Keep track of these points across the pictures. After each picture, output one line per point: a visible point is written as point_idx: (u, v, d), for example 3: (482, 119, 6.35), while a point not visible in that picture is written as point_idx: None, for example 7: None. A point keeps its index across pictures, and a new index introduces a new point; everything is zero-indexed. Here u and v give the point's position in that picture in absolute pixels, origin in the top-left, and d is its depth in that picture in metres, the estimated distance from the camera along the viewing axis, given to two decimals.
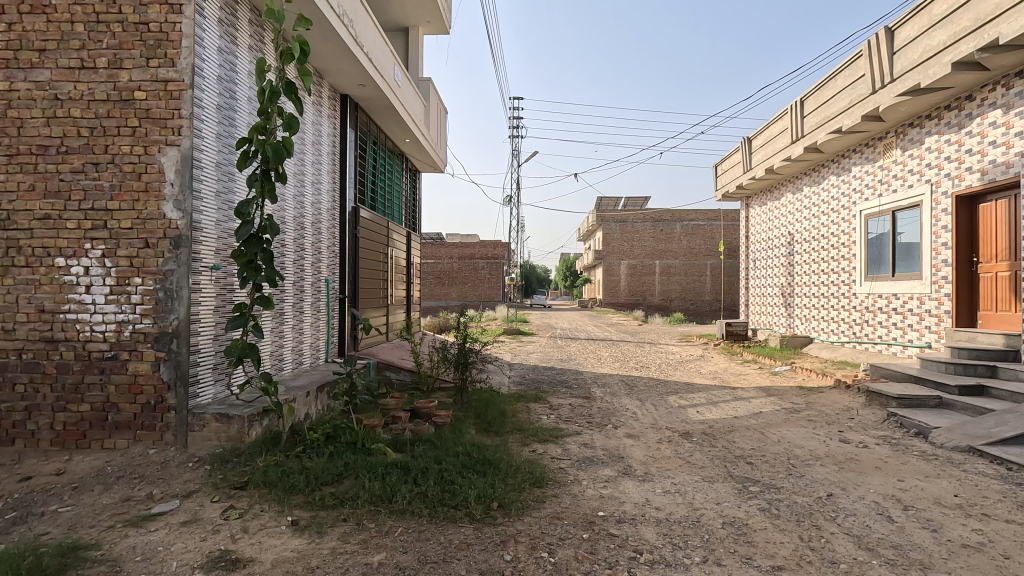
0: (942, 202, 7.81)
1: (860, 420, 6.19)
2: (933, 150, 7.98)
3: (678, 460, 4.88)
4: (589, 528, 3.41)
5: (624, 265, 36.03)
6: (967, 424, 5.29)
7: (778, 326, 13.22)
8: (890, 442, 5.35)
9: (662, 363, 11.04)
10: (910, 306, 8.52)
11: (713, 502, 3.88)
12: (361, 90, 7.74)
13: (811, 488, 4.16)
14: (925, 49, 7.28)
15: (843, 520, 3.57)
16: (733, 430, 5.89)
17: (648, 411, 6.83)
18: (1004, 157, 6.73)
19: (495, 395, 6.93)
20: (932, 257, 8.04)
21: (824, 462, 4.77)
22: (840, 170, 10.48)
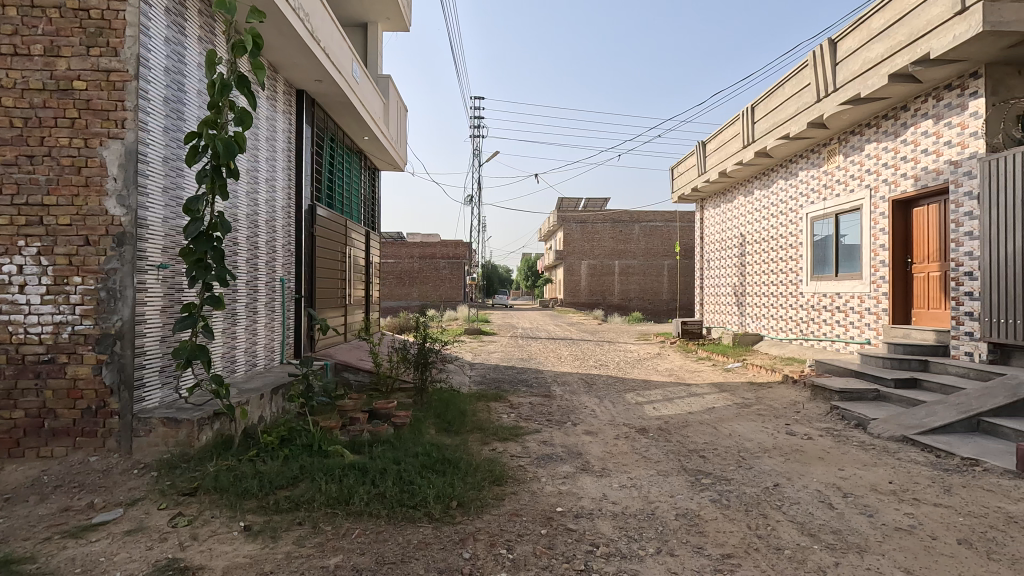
0: (880, 206, 8.26)
1: (806, 413, 6.49)
2: (872, 157, 8.43)
3: (635, 455, 4.99)
4: (546, 524, 3.46)
5: (585, 265, 36.50)
6: (902, 415, 5.63)
7: (731, 324, 13.68)
8: (832, 433, 5.63)
9: (620, 362, 11.23)
10: (851, 304, 8.98)
11: (667, 495, 4.00)
12: (318, 86, 7.58)
13: (759, 479, 4.33)
14: (864, 60, 7.68)
15: (787, 508, 3.74)
16: (687, 425, 6.08)
17: (606, 408, 6.96)
18: (934, 164, 7.19)
19: (455, 395, 6.92)
20: (871, 258, 8.50)
21: (771, 454, 4.98)
22: (789, 174, 10.92)
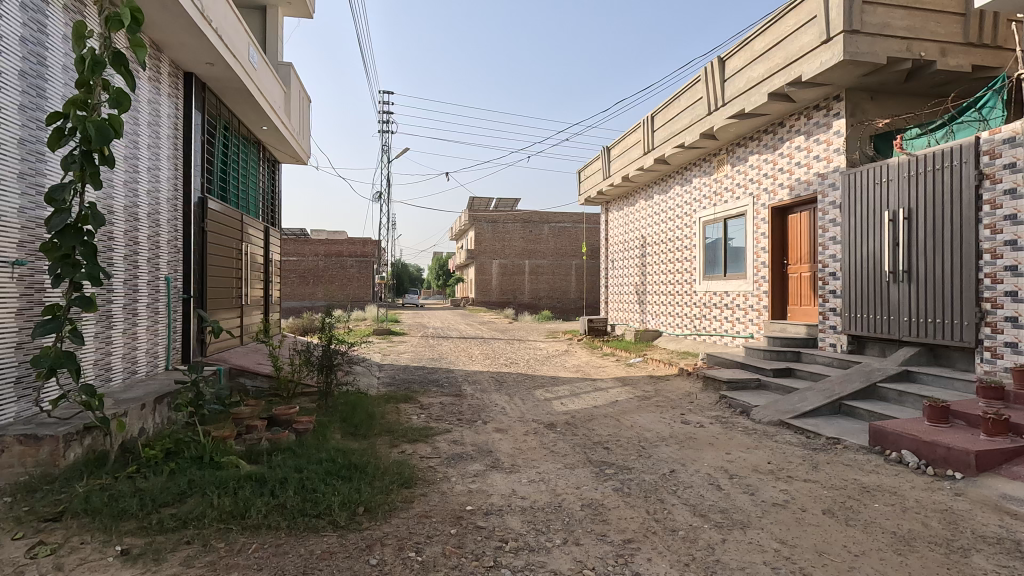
0: (761, 213, 9.08)
1: (698, 403, 7.00)
2: (754, 167, 9.25)
3: (543, 450, 5.12)
4: (456, 523, 3.45)
5: (496, 264, 36.80)
6: (779, 402, 6.24)
7: (633, 321, 14.42)
8: (721, 420, 6.13)
9: (529, 359, 11.46)
10: (737, 302, 9.80)
11: (574, 486, 4.15)
12: (209, 70, 7.02)
13: (657, 466, 4.61)
14: (748, 79, 8.40)
15: (682, 492, 4.01)
16: (592, 418, 6.33)
17: (516, 405, 7.07)
18: (806, 176, 8.03)
19: (363, 397, 6.71)
20: (754, 259, 9.33)
21: (668, 442, 5.32)
22: (684, 180, 11.70)
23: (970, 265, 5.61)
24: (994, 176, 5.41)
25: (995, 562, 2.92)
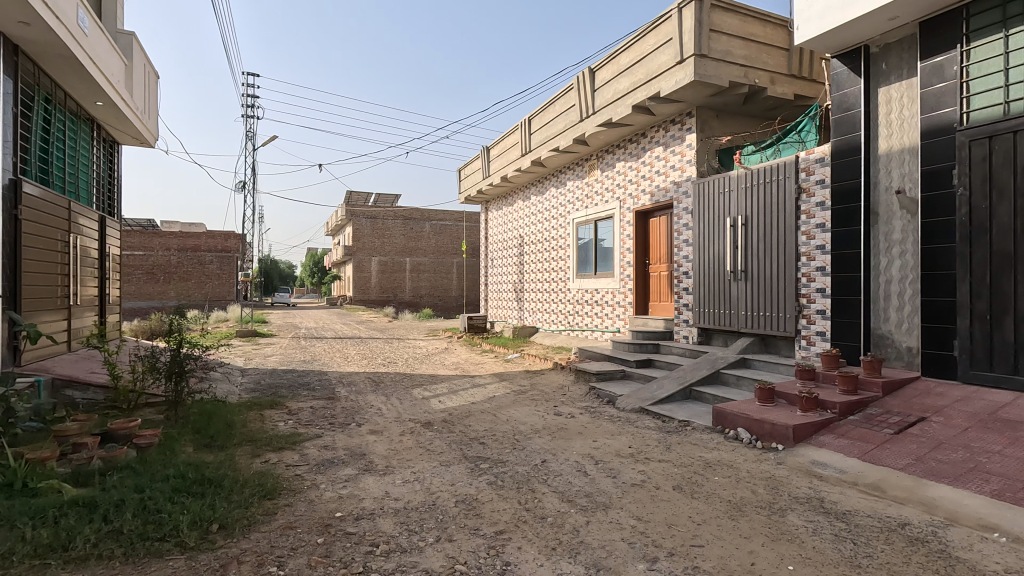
0: (627, 216, 9.79)
1: (570, 395, 7.38)
2: (621, 174, 9.94)
3: (419, 450, 5.08)
4: (324, 532, 3.30)
5: (375, 261, 35.64)
6: (640, 390, 6.79)
7: (512, 318, 14.82)
8: (589, 410, 6.52)
9: (408, 358, 11.27)
10: (606, 298, 10.48)
11: (448, 484, 4.16)
12: (23, 30, 5.97)
13: (529, 457, 4.79)
14: (615, 90, 8.99)
15: (552, 481, 4.21)
16: (469, 415, 6.40)
17: (392, 406, 6.92)
18: (664, 183, 8.80)
19: (222, 406, 6.15)
20: (620, 259, 10.02)
21: (541, 434, 5.55)
22: (558, 183, 12.25)
23: (792, 266, 6.53)
24: (809, 190, 6.37)
25: (805, 519, 3.44)
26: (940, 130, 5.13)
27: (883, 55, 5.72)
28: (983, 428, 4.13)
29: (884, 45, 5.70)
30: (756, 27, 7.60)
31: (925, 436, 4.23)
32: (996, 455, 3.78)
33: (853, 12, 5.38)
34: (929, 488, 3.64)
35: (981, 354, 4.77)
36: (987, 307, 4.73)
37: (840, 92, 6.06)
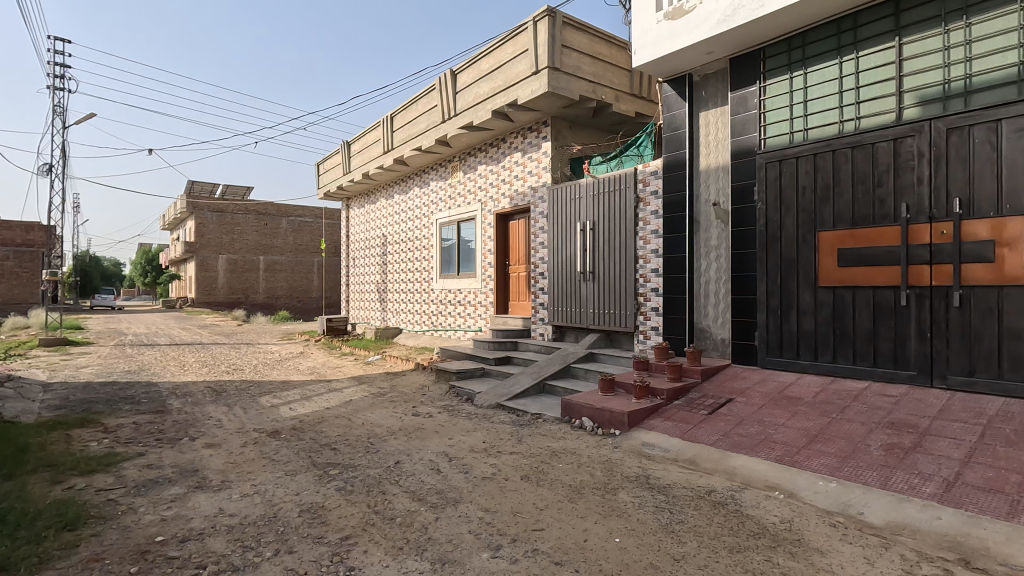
0: (488, 218, 10.04)
1: (429, 395, 7.39)
2: (482, 177, 10.17)
3: (262, 461, 4.74)
4: (139, 560, 2.96)
5: (222, 260, 32.42)
6: (497, 387, 7.01)
7: (374, 319, 14.43)
8: (448, 409, 6.59)
9: (257, 364, 10.44)
10: (468, 299, 10.65)
11: (293, 494, 3.95)
12: None
13: (383, 460, 4.72)
14: (476, 94, 9.17)
15: (404, 481, 4.20)
16: (322, 421, 6.12)
17: (234, 416, 6.38)
18: (522, 188, 9.17)
19: (12, 428, 5.19)
20: (482, 260, 10.24)
21: (396, 435, 5.49)
22: (422, 183, 12.19)
23: (632, 267, 7.18)
24: (646, 200, 7.07)
25: (633, 495, 3.83)
26: (745, 152, 6.03)
27: (703, 84, 6.52)
28: (773, 405, 4.92)
29: (704, 75, 6.51)
30: (603, 47, 8.27)
31: (731, 414, 4.92)
32: (781, 426, 4.53)
33: (680, 43, 5.98)
34: (732, 458, 4.25)
35: (774, 341, 5.73)
36: (778, 302, 5.70)
37: (670, 113, 6.78)
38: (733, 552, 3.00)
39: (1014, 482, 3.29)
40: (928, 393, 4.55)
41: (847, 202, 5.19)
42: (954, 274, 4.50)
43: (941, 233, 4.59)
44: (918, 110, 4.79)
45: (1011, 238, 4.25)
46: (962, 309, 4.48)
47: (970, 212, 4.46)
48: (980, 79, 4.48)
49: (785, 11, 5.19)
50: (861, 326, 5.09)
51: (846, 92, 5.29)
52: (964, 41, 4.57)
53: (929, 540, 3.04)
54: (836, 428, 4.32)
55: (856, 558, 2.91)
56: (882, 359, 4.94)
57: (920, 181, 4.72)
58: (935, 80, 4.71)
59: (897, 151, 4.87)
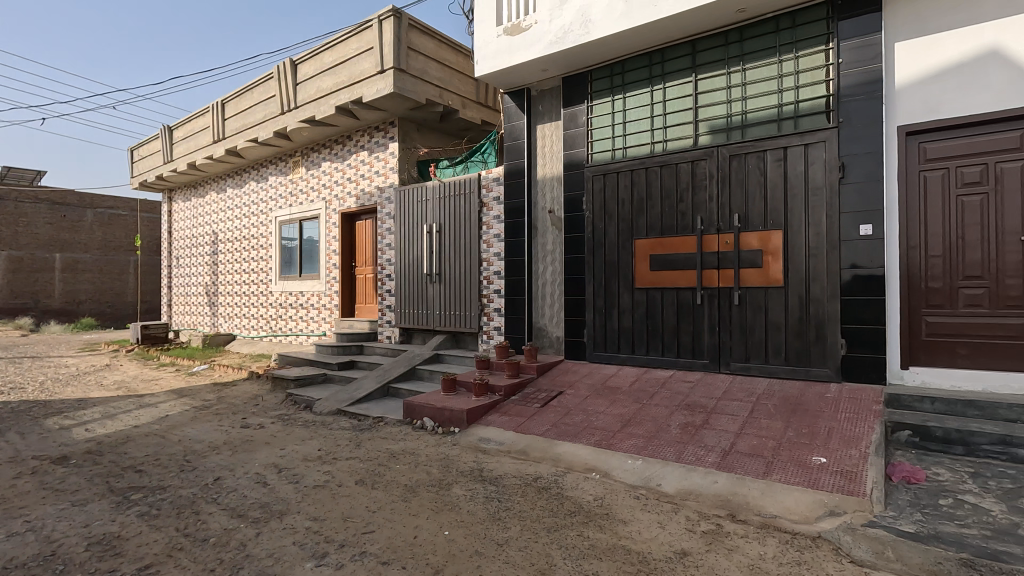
0: (332, 217, 9.62)
1: (262, 405, 6.88)
2: (326, 174, 9.73)
3: (40, 492, 4.03)
4: None
5: None
6: (338, 392, 6.75)
7: (202, 326, 13.03)
8: (282, 418, 6.19)
9: (44, 381, 8.81)
10: (311, 302, 10.10)
11: (80, 526, 3.43)
12: None
13: (200, 478, 4.30)
14: (318, 88, 8.75)
15: (222, 498, 3.87)
16: (127, 441, 5.38)
17: (6, 443, 5.33)
18: (368, 188, 8.95)
19: None
20: (326, 261, 9.77)
21: (219, 450, 5.03)
22: (259, 177, 11.30)
23: (476, 270, 7.40)
24: (489, 205, 7.35)
25: (466, 488, 3.96)
26: (575, 165, 6.57)
27: (540, 99, 6.98)
28: (597, 395, 5.43)
29: (541, 90, 6.97)
30: (449, 54, 8.44)
31: (561, 406, 5.33)
32: (601, 414, 5.02)
33: (518, 58, 6.33)
34: (558, 446, 4.61)
35: (599, 338, 6.31)
36: (603, 302, 6.30)
37: (511, 123, 7.13)
38: (550, 531, 3.26)
39: (770, 447, 4.03)
40: (717, 377, 5.37)
41: (657, 213, 5.92)
42: (735, 277, 5.37)
43: (726, 243, 5.45)
44: (709, 138, 5.64)
45: (774, 248, 5.20)
46: (741, 306, 5.37)
47: (746, 225, 5.36)
48: (752, 115, 5.40)
49: (606, 40, 5.77)
50: (668, 322, 5.83)
51: (656, 117, 6.02)
52: (741, 82, 5.47)
53: (708, 501, 3.60)
54: (646, 412, 4.90)
55: (651, 524, 3.34)
56: (684, 351, 5.71)
57: (711, 198, 5.56)
58: (721, 113, 5.58)
59: (694, 172, 5.68)
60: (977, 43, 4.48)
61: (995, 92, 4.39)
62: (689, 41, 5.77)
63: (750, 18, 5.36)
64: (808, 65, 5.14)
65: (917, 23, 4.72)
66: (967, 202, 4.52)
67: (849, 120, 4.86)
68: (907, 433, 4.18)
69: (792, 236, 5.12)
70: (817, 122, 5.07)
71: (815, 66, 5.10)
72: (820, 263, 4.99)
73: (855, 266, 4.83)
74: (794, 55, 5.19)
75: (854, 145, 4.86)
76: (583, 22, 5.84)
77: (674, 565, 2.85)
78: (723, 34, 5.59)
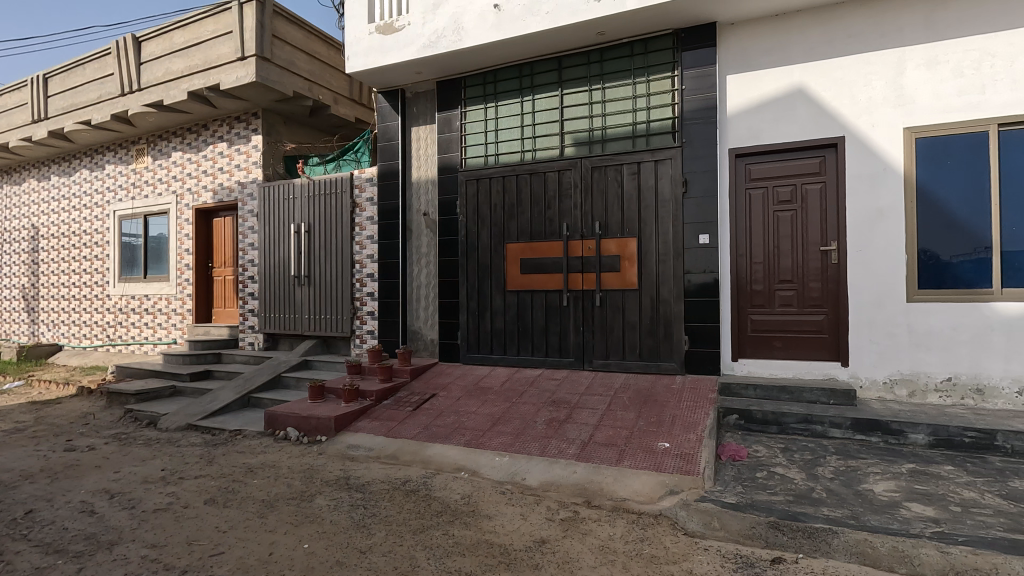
0: (185, 213, 8.74)
1: (94, 424, 6.05)
2: (177, 165, 8.82)
3: None
4: None
5: None
6: (189, 406, 6.15)
7: (18, 335, 11.14)
8: (119, 438, 5.50)
9: None
10: (158, 306, 9.08)
11: None
12: None
13: (5, 513, 3.69)
14: (166, 70, 7.91)
15: (35, 534, 3.36)
16: None
17: None
18: (227, 182, 8.26)
19: None
20: (177, 262, 8.84)
21: (33, 479, 4.35)
22: (93, 165, 9.94)
23: (348, 272, 7.16)
24: (361, 206, 7.15)
25: (330, 498, 3.82)
26: (449, 169, 6.63)
27: (414, 101, 6.96)
28: (469, 396, 5.53)
29: (415, 92, 6.95)
30: (318, 47, 8.09)
31: (433, 409, 5.34)
32: (472, 414, 5.12)
33: (390, 58, 6.25)
34: (429, 448, 4.62)
35: (473, 339, 6.43)
36: (476, 304, 6.43)
37: (384, 123, 7.01)
38: (415, 533, 3.26)
39: (623, 436, 4.39)
40: (581, 374, 5.73)
41: (527, 219, 6.17)
42: (596, 280, 5.78)
43: (588, 248, 5.84)
44: (574, 149, 6.00)
45: (630, 254, 5.67)
46: (602, 307, 5.79)
47: (606, 233, 5.79)
48: (611, 131, 5.85)
49: (478, 49, 5.90)
50: (537, 324, 6.10)
51: (525, 127, 6.28)
52: (602, 99, 5.91)
53: (567, 491, 3.83)
54: (514, 410, 5.09)
55: (514, 517, 3.48)
56: (552, 350, 6.01)
57: (575, 206, 5.93)
58: (584, 127, 5.98)
59: (560, 181, 6.01)
60: (788, 82, 5.26)
61: (800, 124, 5.20)
62: (556, 57, 6.11)
63: (609, 41, 5.81)
64: (658, 88, 5.68)
65: (743, 60, 5.44)
66: (781, 217, 5.29)
67: (691, 141, 5.47)
68: (735, 416, 4.79)
69: (645, 243, 5.63)
70: (665, 141, 5.63)
71: (663, 90, 5.65)
72: (668, 268, 5.54)
73: (696, 271, 5.43)
74: (646, 78, 5.71)
75: (695, 163, 5.46)
76: (455, 29, 5.92)
77: (532, 553, 3.00)
78: (585, 53, 5.99)
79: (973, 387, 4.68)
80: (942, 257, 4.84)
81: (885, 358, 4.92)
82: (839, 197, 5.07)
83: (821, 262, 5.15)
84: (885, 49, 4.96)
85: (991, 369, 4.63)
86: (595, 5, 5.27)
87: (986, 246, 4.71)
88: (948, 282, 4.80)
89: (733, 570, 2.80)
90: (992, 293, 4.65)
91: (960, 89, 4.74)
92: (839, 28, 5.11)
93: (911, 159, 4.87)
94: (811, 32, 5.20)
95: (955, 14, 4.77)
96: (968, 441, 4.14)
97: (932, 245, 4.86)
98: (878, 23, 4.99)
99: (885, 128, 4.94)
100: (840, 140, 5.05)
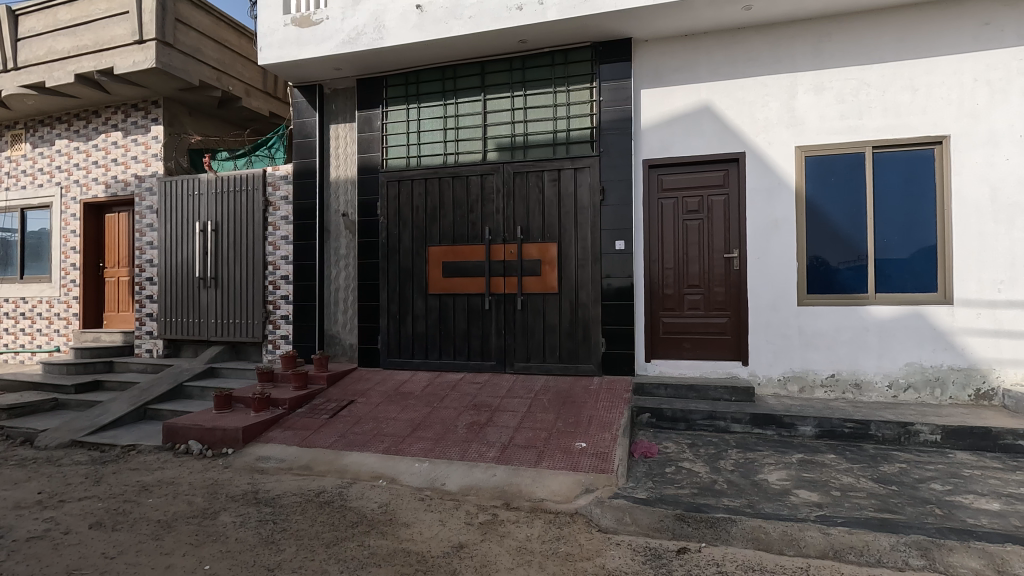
0: (70, 208, 7.92)
1: None
2: (62, 155, 7.99)
3: None
4: None
5: None
6: (73, 420, 5.57)
7: None
8: None
9: None
10: (38, 310, 8.17)
11: None
12: None
13: None
14: (49, 49, 7.14)
15: None
16: None
17: None
18: (123, 175, 7.58)
19: None
20: (61, 261, 7.99)
21: None
22: None
23: (259, 274, 6.78)
24: (275, 205, 6.80)
25: (235, 514, 3.61)
26: (370, 169, 6.48)
27: (334, 97, 6.75)
28: (389, 401, 5.42)
29: (334, 89, 6.74)
30: (227, 34, 7.64)
31: (351, 415, 5.19)
32: (392, 420, 5.03)
33: (306, 52, 6.01)
34: (346, 456, 4.48)
35: (393, 344, 6.31)
36: (398, 307, 6.32)
37: (301, 119, 6.73)
38: (329, 546, 3.15)
39: (541, 438, 4.48)
40: (502, 377, 5.79)
41: (449, 222, 6.15)
42: (518, 284, 5.85)
43: (510, 252, 5.92)
44: (496, 155, 6.05)
45: (550, 258, 5.80)
46: (523, 310, 5.87)
47: (528, 237, 5.88)
48: (532, 138, 5.94)
49: (400, 49, 5.82)
50: (459, 327, 6.08)
51: (448, 130, 6.26)
52: (523, 106, 5.99)
53: (487, 494, 3.85)
54: (434, 415, 5.04)
55: (432, 523, 3.45)
56: (474, 353, 6.03)
57: (498, 210, 5.97)
58: (506, 132, 6.04)
59: (483, 185, 6.04)
60: (696, 99, 5.61)
61: (707, 138, 5.55)
62: (479, 61, 6.14)
63: (531, 49, 5.92)
64: (578, 98, 5.85)
65: (657, 76, 5.73)
66: (689, 225, 5.62)
67: (608, 151, 5.69)
68: (647, 415, 5.04)
69: (565, 248, 5.78)
70: (584, 149, 5.81)
71: (583, 100, 5.83)
72: (586, 273, 5.72)
73: (613, 276, 5.65)
74: (567, 88, 5.87)
75: (611, 172, 5.68)
76: (377, 26, 5.79)
77: (450, 558, 2.99)
78: (508, 60, 6.07)
79: (853, 382, 5.20)
80: (831, 263, 5.33)
81: (780, 357, 5.35)
82: (740, 207, 5.46)
83: (724, 267, 5.53)
84: (779, 73, 5.41)
85: (868, 366, 5.16)
86: (518, 12, 5.35)
87: (863, 255, 5.26)
88: (833, 287, 5.31)
89: (642, 563, 2.93)
90: (868, 297, 5.20)
91: (842, 113, 5.26)
92: (740, 52, 5.51)
93: (801, 175, 5.34)
94: (716, 53, 5.57)
95: (837, 46, 5.29)
96: (847, 431, 4.59)
97: (821, 253, 5.36)
98: (773, 49, 5.43)
99: (780, 146, 5.38)
100: (740, 155, 5.45)
